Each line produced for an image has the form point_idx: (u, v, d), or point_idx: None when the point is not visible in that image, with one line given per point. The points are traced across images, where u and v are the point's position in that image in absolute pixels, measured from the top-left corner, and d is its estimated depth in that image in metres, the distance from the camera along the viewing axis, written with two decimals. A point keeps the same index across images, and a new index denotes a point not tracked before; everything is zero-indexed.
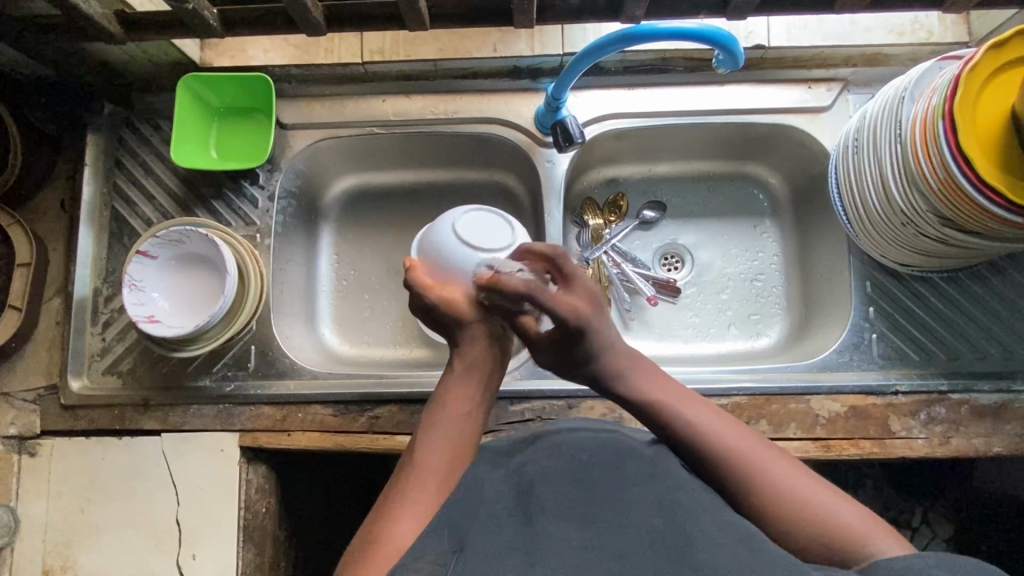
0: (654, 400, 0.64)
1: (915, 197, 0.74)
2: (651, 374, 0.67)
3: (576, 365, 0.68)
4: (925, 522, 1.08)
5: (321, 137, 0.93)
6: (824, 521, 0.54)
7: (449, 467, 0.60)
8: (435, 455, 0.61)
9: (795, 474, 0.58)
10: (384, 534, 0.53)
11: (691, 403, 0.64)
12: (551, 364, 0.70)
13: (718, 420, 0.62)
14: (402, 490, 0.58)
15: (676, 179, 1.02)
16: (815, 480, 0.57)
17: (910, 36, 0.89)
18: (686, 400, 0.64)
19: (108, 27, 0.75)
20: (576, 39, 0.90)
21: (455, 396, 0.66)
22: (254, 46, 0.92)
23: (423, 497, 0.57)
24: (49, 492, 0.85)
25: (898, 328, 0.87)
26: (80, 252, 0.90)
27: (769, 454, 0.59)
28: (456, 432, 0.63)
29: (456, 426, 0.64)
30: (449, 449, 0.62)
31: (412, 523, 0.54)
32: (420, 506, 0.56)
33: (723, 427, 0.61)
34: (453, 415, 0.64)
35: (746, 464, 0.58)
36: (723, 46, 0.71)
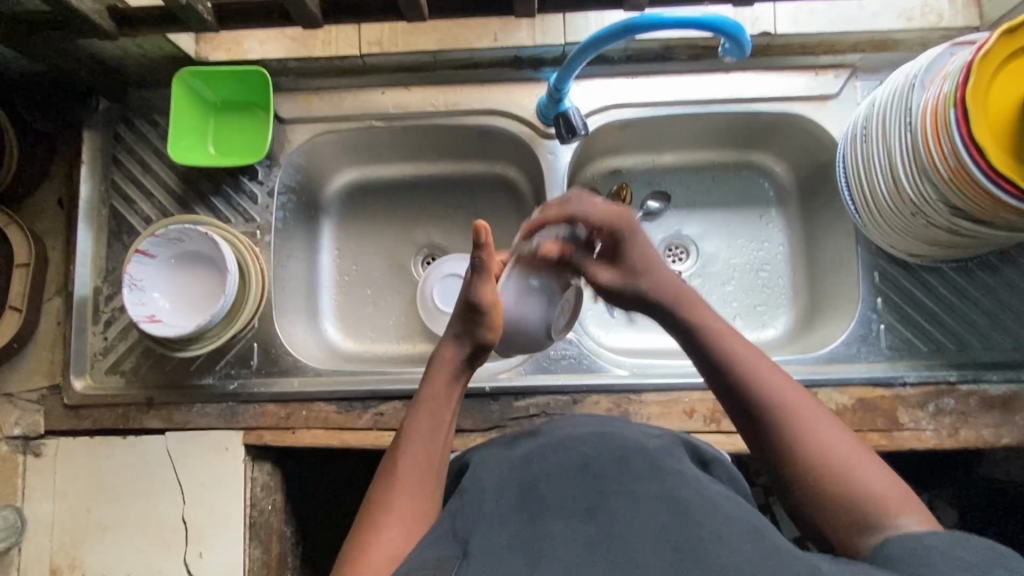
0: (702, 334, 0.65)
1: (925, 186, 0.72)
2: (708, 310, 0.67)
3: (635, 273, 0.71)
4: (931, 509, 1.08)
5: (320, 130, 0.92)
6: (856, 482, 0.53)
7: (427, 477, 0.60)
8: (412, 464, 0.60)
9: (839, 436, 0.56)
10: (367, 549, 0.53)
11: (744, 341, 0.63)
12: (608, 281, 0.73)
13: (773, 368, 0.61)
14: (383, 501, 0.58)
15: (681, 169, 1.01)
16: (860, 450, 0.55)
17: (920, 20, 0.87)
18: (739, 339, 0.63)
19: (100, 23, 0.73)
20: (577, 28, 0.88)
21: (428, 406, 0.64)
22: (250, 39, 0.90)
23: (404, 510, 0.57)
24: (55, 492, 0.85)
25: (906, 319, 0.86)
26: (79, 251, 0.89)
27: (817, 411, 0.57)
28: (435, 441, 0.62)
29: (433, 435, 0.63)
30: (426, 459, 0.61)
31: (396, 536, 0.55)
32: (401, 518, 0.56)
33: (777, 375, 0.60)
34: (431, 423, 0.63)
35: (793, 415, 0.57)
36: (729, 34, 0.70)
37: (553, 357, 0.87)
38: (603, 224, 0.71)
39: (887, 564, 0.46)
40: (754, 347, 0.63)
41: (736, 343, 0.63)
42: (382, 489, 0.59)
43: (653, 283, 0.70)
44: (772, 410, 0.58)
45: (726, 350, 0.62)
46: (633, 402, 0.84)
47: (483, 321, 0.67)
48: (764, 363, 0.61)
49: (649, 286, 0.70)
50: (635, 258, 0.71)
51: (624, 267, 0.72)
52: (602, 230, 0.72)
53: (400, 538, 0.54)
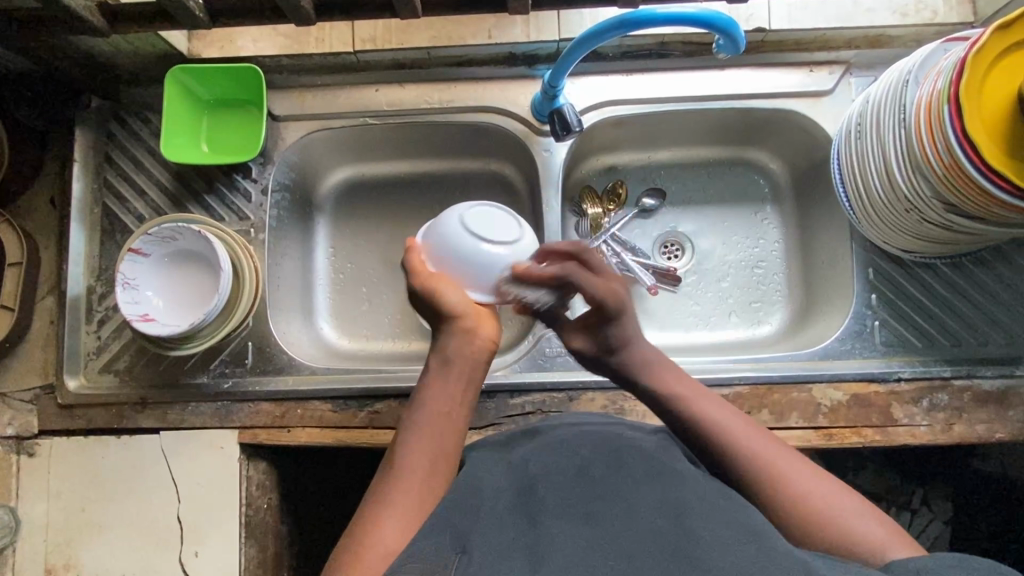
0: (674, 403, 0.64)
1: (920, 182, 0.73)
2: (672, 376, 0.67)
3: (609, 349, 0.68)
4: (926, 504, 1.09)
5: (313, 128, 0.91)
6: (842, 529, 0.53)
7: (430, 471, 0.60)
8: (415, 456, 0.61)
9: (817, 481, 0.56)
10: (365, 540, 0.54)
11: (712, 403, 0.63)
12: (581, 347, 0.70)
13: (743, 425, 0.61)
14: (383, 492, 0.58)
15: (675, 166, 1.01)
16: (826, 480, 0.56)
17: (914, 16, 0.86)
18: (708, 402, 0.64)
19: (91, 19, 0.73)
20: (572, 24, 0.87)
21: (436, 392, 0.65)
22: (243, 36, 0.89)
23: (404, 501, 0.57)
24: (49, 492, 0.85)
25: (901, 316, 0.87)
26: (72, 250, 0.89)
27: (792, 462, 0.58)
28: (438, 433, 0.62)
29: (438, 428, 0.63)
30: (429, 451, 0.61)
31: (395, 528, 0.55)
32: (400, 509, 0.56)
33: (751, 434, 0.60)
34: (434, 415, 0.64)
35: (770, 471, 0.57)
36: (723, 30, 0.69)
37: (548, 354, 0.87)
38: (596, 302, 0.65)
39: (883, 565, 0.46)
40: (723, 407, 0.63)
41: (705, 407, 0.63)
42: (385, 481, 0.59)
43: (635, 357, 0.68)
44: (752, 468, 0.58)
45: (697, 417, 0.62)
46: (628, 398, 0.84)
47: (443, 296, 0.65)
48: (734, 424, 0.61)
49: (632, 357, 0.68)
50: (614, 335, 0.67)
51: (600, 340, 0.68)
52: (593, 303, 0.66)
53: (397, 528, 0.55)
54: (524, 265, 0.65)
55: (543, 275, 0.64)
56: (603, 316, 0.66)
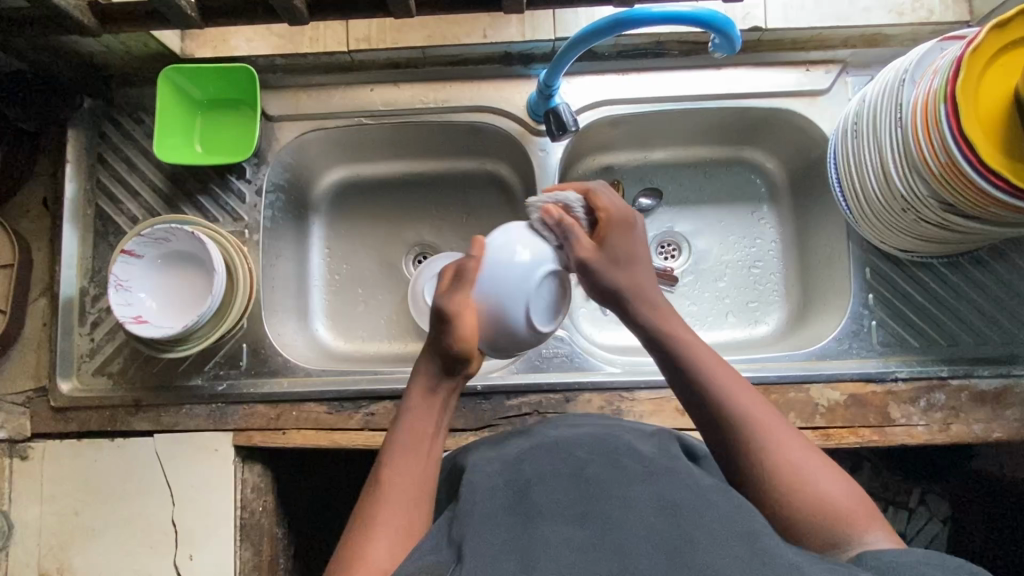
0: (673, 345, 0.63)
1: (916, 182, 0.72)
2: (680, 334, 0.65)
3: (620, 263, 0.65)
4: (923, 503, 1.09)
5: (308, 128, 0.91)
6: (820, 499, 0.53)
7: (415, 494, 0.58)
8: (400, 480, 0.58)
9: (803, 451, 0.56)
10: (354, 568, 0.52)
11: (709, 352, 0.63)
12: (590, 258, 0.65)
13: (743, 384, 0.60)
14: (370, 515, 0.56)
15: (672, 165, 1.01)
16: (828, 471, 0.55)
17: (910, 15, 0.86)
18: (716, 365, 0.62)
19: (81, 19, 0.72)
20: (567, 24, 0.87)
21: (417, 414, 0.63)
22: (237, 35, 0.88)
23: (392, 527, 0.55)
24: (42, 495, 0.84)
25: (898, 316, 0.86)
26: (65, 251, 0.88)
27: (782, 429, 0.57)
28: (422, 454, 0.61)
29: (420, 449, 0.61)
30: (413, 474, 0.59)
31: (384, 555, 0.53)
32: (387, 535, 0.55)
33: (746, 392, 0.60)
34: (418, 435, 0.61)
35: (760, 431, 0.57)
36: (719, 29, 0.69)
37: (545, 355, 0.87)
38: (611, 208, 0.67)
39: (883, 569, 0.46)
40: (721, 361, 0.62)
41: (704, 353, 0.62)
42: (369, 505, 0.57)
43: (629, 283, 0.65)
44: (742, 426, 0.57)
45: (694, 363, 0.61)
46: (625, 400, 0.84)
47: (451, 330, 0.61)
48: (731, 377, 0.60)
49: (627, 280, 0.65)
50: (618, 246, 0.66)
51: (610, 252, 0.66)
52: (607, 212, 0.67)
53: (387, 557, 0.53)
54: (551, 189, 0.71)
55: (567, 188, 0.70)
56: (614, 223, 0.66)
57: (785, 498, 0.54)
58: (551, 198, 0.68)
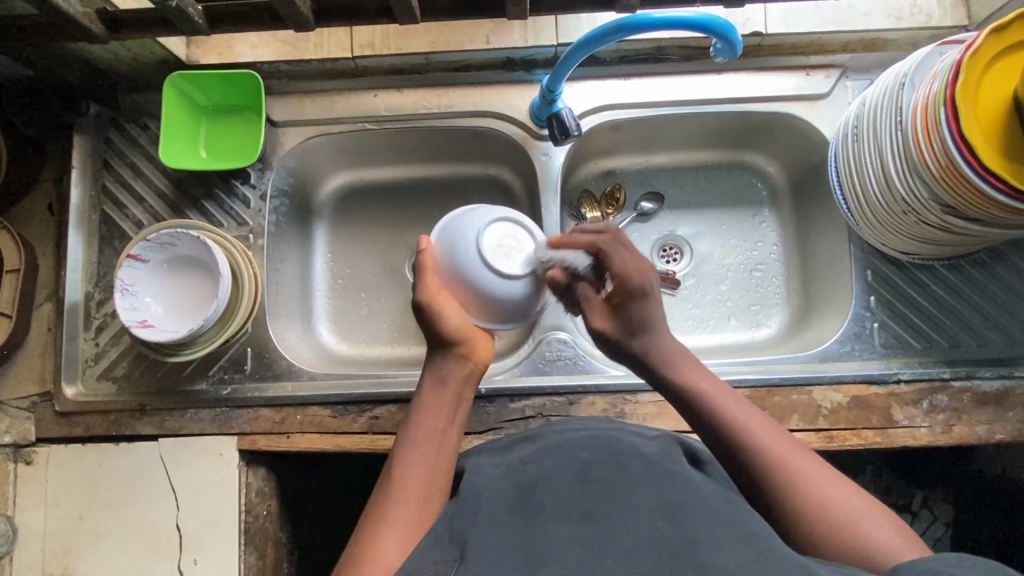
0: (693, 397, 0.64)
1: (916, 184, 0.73)
2: (691, 366, 0.67)
3: (632, 331, 0.67)
4: (926, 506, 1.09)
5: (312, 133, 0.92)
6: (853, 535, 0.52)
7: (427, 485, 0.60)
8: (413, 472, 0.61)
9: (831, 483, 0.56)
10: (369, 553, 0.53)
11: (730, 397, 0.63)
12: (605, 329, 0.68)
13: (753, 415, 0.62)
14: (383, 506, 0.58)
15: (673, 169, 1.01)
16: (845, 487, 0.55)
17: (908, 20, 0.87)
18: (727, 397, 0.63)
19: (89, 26, 0.73)
20: (570, 29, 0.88)
21: (430, 411, 0.66)
22: (242, 42, 0.89)
23: (405, 517, 0.57)
24: (46, 500, 0.84)
25: (900, 318, 0.87)
26: (70, 256, 0.88)
27: (808, 464, 0.57)
28: (433, 448, 0.63)
29: (431, 444, 0.64)
30: (425, 466, 0.61)
31: (398, 542, 0.54)
32: (401, 523, 0.56)
33: (768, 432, 0.60)
34: (429, 430, 0.65)
35: (783, 471, 0.57)
36: (721, 34, 0.69)
37: (548, 358, 0.87)
38: (620, 276, 0.65)
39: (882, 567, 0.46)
40: (742, 405, 0.63)
41: (725, 401, 0.63)
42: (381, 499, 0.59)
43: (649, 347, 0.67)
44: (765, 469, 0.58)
45: (714, 411, 0.62)
46: (629, 402, 0.84)
47: (436, 317, 0.67)
48: (752, 421, 0.61)
49: (645, 347, 0.67)
50: (634, 315, 0.66)
51: (624, 320, 0.67)
52: (618, 280, 0.66)
53: (401, 542, 0.54)
54: (560, 239, 0.67)
55: (576, 242, 0.67)
56: (627, 294, 0.65)
57: (816, 537, 0.54)
58: (557, 258, 0.66)
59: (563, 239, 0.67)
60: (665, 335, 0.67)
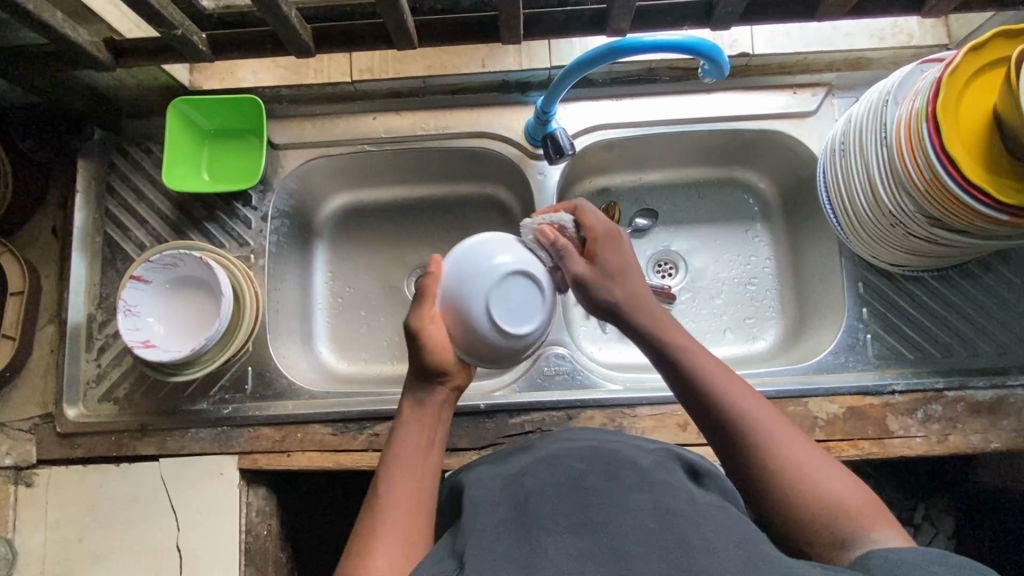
0: (676, 358, 0.64)
1: (902, 198, 0.75)
2: (676, 329, 0.67)
3: (608, 276, 0.69)
4: (928, 519, 1.09)
5: (313, 155, 0.94)
6: (824, 494, 0.54)
7: (417, 503, 0.59)
8: (400, 494, 0.59)
9: (801, 449, 0.57)
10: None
11: (705, 356, 0.64)
12: (584, 276, 0.69)
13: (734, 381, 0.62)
14: (370, 532, 0.56)
15: (667, 186, 1.03)
16: (824, 462, 0.56)
17: (890, 40, 0.90)
18: (710, 360, 0.64)
19: (97, 54, 0.75)
20: (562, 52, 0.91)
21: (410, 431, 0.64)
22: (244, 68, 0.92)
23: (398, 536, 0.56)
24: (46, 522, 0.84)
25: (892, 328, 0.88)
26: (73, 278, 0.89)
27: (782, 426, 0.59)
28: (418, 467, 0.61)
29: (422, 458, 0.62)
30: (416, 483, 0.60)
31: (389, 561, 0.54)
32: (393, 541, 0.55)
33: (748, 399, 0.61)
34: (413, 450, 0.62)
35: (756, 426, 0.58)
36: (707, 56, 0.72)
37: (547, 373, 0.88)
38: (597, 224, 0.71)
39: (870, 568, 0.47)
40: (720, 364, 0.64)
41: (701, 355, 0.64)
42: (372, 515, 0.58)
43: (619, 296, 0.68)
44: (739, 429, 0.59)
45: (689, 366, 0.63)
46: (627, 416, 0.85)
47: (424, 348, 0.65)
48: (728, 378, 0.62)
49: (619, 292, 0.69)
50: (610, 259, 0.70)
51: (603, 266, 0.69)
52: (593, 230, 0.71)
53: (392, 561, 0.54)
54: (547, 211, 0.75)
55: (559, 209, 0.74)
56: (603, 240, 0.70)
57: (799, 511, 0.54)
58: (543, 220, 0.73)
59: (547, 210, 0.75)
60: (641, 290, 0.69)
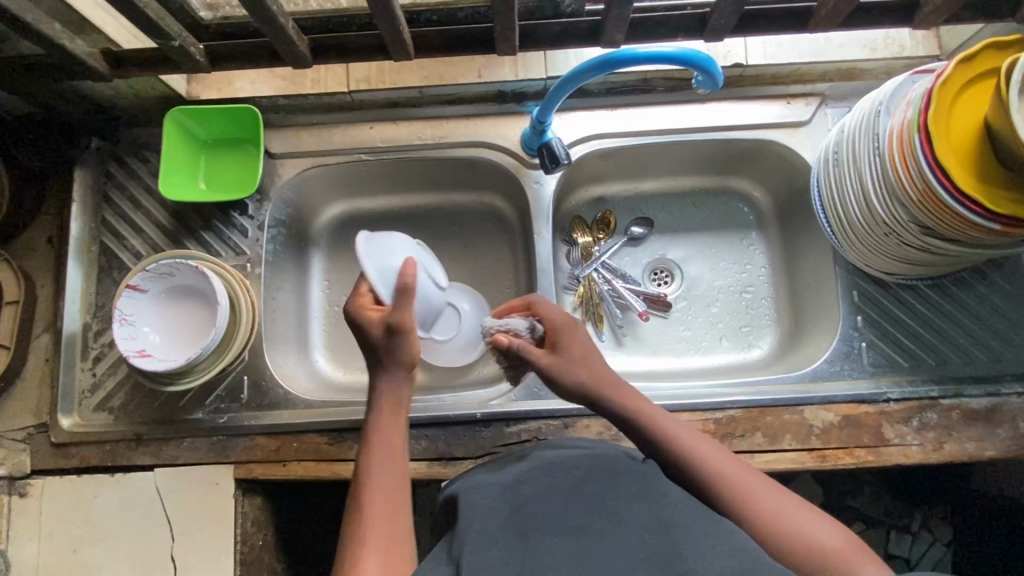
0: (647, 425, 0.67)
1: (896, 207, 0.75)
2: (640, 399, 0.69)
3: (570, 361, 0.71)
4: (925, 527, 1.10)
5: (310, 165, 0.94)
6: (804, 540, 0.57)
7: (394, 504, 0.61)
8: (376, 498, 0.61)
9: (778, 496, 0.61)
10: None
11: (673, 423, 0.67)
12: (550, 365, 0.71)
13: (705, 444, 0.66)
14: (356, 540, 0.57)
15: (662, 195, 1.04)
16: (802, 507, 0.60)
17: (882, 51, 0.91)
18: (677, 427, 0.67)
19: (94, 65, 0.75)
20: (558, 64, 0.91)
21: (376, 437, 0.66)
22: (241, 77, 0.93)
23: (383, 539, 0.58)
24: (40, 533, 0.83)
25: (887, 336, 0.88)
26: (69, 286, 0.89)
27: (756, 480, 0.62)
28: (390, 467, 0.63)
29: (393, 460, 0.64)
30: (390, 485, 0.62)
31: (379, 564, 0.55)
32: (379, 543, 0.57)
33: (724, 459, 0.64)
34: (382, 454, 0.64)
35: (731, 489, 0.62)
36: (702, 67, 0.72)
37: (544, 382, 0.88)
38: (551, 320, 0.74)
39: None
40: (695, 435, 0.67)
41: (674, 428, 0.67)
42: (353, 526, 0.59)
43: (583, 377, 0.70)
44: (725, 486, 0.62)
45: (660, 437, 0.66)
46: None
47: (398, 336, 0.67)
48: (699, 446, 0.65)
49: (585, 375, 0.70)
50: (570, 347, 0.72)
51: (563, 355, 0.71)
52: (550, 324, 0.74)
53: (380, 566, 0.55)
54: (502, 312, 0.80)
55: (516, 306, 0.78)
56: (558, 336, 0.73)
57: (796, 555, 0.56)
58: (499, 325, 0.76)
59: (503, 311, 0.80)
60: (602, 367, 0.71)
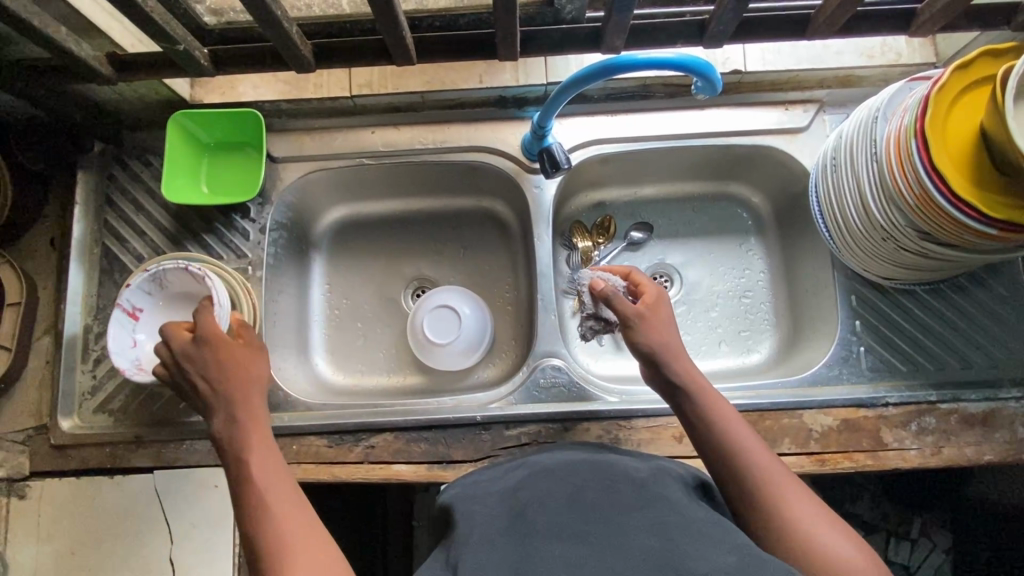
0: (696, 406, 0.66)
1: (893, 212, 0.76)
2: (702, 380, 0.68)
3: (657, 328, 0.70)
4: (923, 534, 1.10)
5: (313, 169, 0.95)
6: (825, 553, 0.55)
7: (298, 506, 0.62)
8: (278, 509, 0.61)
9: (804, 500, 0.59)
10: None
11: (735, 415, 0.65)
12: (635, 322, 0.70)
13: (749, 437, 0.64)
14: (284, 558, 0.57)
15: (662, 201, 1.04)
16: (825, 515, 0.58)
17: (880, 58, 0.92)
18: (729, 414, 0.65)
19: (99, 69, 0.76)
20: (558, 70, 0.92)
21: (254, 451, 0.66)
22: (244, 82, 0.93)
23: (309, 551, 0.57)
24: (38, 535, 0.83)
25: (886, 341, 0.89)
26: (70, 288, 0.90)
27: (797, 491, 0.60)
28: (275, 469, 0.65)
29: (274, 467, 0.65)
30: (284, 493, 0.63)
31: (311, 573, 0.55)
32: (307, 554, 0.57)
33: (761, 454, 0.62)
34: (263, 460, 0.65)
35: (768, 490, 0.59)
36: (701, 73, 0.73)
37: (543, 385, 0.88)
38: (650, 288, 0.74)
39: None
40: (744, 426, 0.65)
41: (729, 414, 0.65)
42: (269, 551, 0.57)
43: (665, 341, 0.69)
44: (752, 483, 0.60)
45: (716, 417, 0.65)
46: (623, 428, 0.85)
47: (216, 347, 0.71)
48: (754, 443, 0.63)
49: (666, 342, 0.69)
50: (661, 317, 0.71)
51: (652, 320, 0.70)
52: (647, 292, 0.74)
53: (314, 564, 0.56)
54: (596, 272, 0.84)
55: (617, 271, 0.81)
56: (653, 302, 0.72)
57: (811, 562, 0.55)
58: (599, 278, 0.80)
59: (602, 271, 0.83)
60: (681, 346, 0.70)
